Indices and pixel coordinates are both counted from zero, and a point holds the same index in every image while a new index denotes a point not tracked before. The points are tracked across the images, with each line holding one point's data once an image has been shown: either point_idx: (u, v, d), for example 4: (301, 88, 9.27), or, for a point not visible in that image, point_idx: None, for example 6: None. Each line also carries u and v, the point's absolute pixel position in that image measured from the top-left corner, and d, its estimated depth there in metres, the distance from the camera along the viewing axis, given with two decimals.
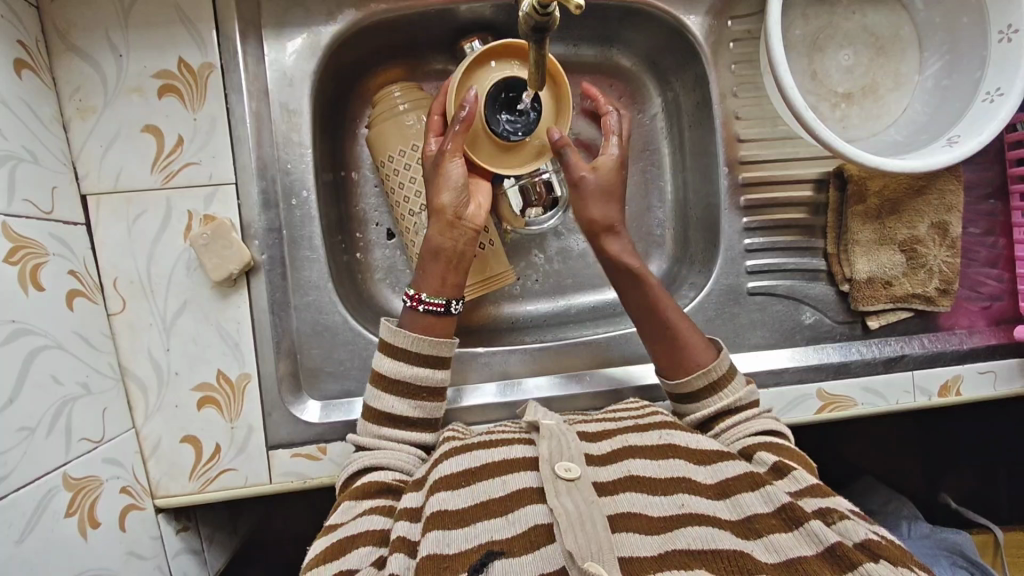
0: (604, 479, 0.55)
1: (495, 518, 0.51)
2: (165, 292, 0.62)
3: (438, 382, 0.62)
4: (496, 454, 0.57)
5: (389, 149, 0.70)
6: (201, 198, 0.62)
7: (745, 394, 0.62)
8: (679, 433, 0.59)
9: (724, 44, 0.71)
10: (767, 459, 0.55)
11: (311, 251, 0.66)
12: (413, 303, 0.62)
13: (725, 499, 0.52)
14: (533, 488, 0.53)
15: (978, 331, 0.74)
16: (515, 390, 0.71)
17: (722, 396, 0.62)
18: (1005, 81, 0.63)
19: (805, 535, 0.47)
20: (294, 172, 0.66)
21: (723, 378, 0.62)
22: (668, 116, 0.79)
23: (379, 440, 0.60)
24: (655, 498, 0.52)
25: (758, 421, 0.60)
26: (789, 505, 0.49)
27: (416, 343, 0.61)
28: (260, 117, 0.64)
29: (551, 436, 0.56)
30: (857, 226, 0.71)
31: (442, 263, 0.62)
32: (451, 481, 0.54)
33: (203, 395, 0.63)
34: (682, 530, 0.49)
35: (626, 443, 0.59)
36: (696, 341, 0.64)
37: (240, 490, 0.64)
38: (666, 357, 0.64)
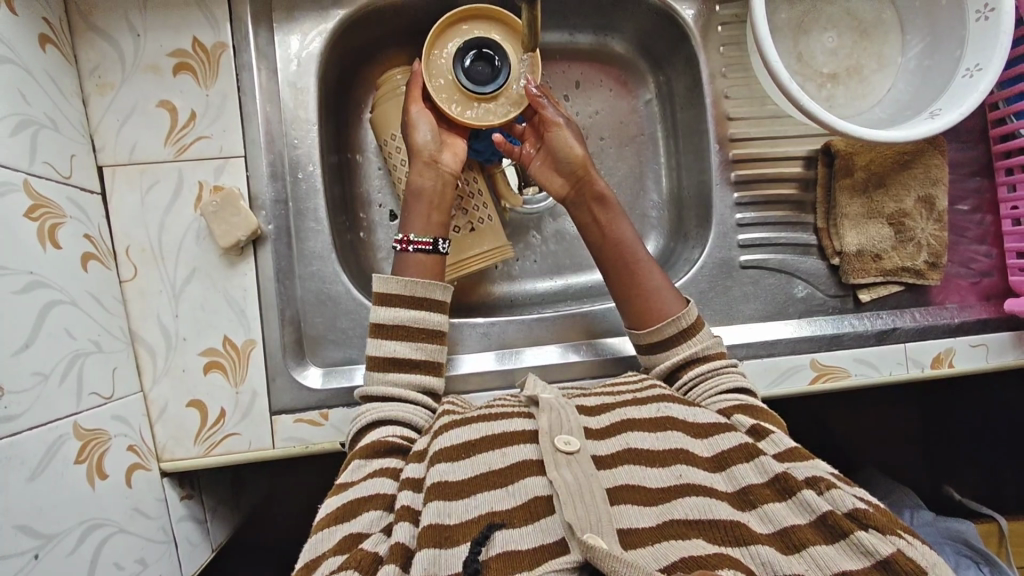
0: (601, 453, 0.54)
1: (495, 489, 0.51)
2: (175, 260, 0.65)
3: (437, 325, 0.66)
4: (494, 427, 0.58)
5: (391, 128, 0.73)
6: (212, 169, 0.65)
7: (711, 343, 0.65)
8: (676, 406, 0.59)
9: (713, 28, 0.74)
10: (745, 420, 0.57)
11: (316, 222, 0.69)
12: (404, 245, 0.67)
13: (721, 472, 0.53)
14: (533, 461, 0.53)
15: (970, 306, 0.75)
16: (516, 359, 0.73)
17: (689, 345, 0.65)
18: (983, 56, 0.66)
19: (798, 505, 0.48)
20: (300, 147, 0.69)
21: (693, 325, 0.66)
22: (661, 101, 0.82)
23: (391, 387, 0.63)
24: (652, 471, 0.53)
25: (722, 374, 0.63)
26: (782, 476, 0.50)
27: (411, 287, 0.65)
28: (269, 95, 0.67)
29: (550, 410, 0.56)
30: (845, 200, 0.72)
31: (426, 204, 0.68)
32: (453, 453, 0.55)
33: (210, 359, 0.65)
34: (680, 502, 0.49)
35: (623, 417, 0.59)
36: (665, 293, 0.67)
37: (243, 455, 0.65)
38: (636, 308, 0.68)
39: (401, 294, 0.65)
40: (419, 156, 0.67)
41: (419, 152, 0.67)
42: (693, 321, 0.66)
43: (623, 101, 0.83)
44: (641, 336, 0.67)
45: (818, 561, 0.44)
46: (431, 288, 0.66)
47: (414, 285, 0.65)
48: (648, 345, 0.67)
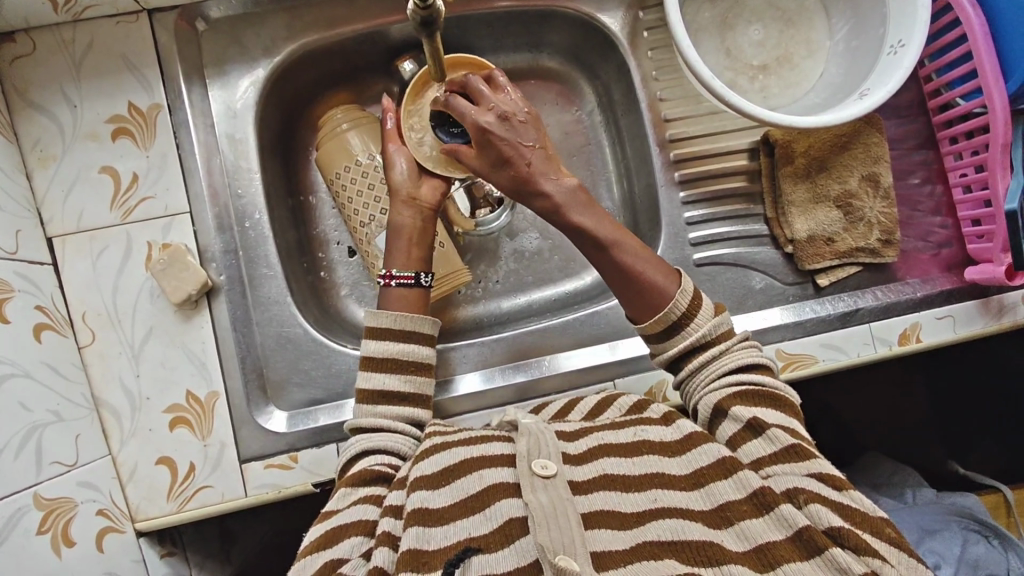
0: (578, 478, 0.53)
1: (473, 516, 0.50)
2: (132, 321, 0.66)
3: (426, 356, 0.65)
4: (472, 451, 0.56)
5: (335, 167, 0.75)
6: (159, 228, 0.66)
7: (714, 322, 0.62)
8: (651, 427, 0.58)
9: (640, 34, 0.75)
10: (742, 414, 0.56)
11: (268, 268, 0.69)
12: (386, 282, 0.66)
13: (698, 490, 0.52)
14: (508, 483, 0.52)
15: (933, 279, 0.75)
16: (507, 376, 0.74)
17: (688, 332, 0.61)
18: (905, 32, 0.66)
19: (775, 519, 0.48)
20: (245, 196, 0.70)
21: (689, 310, 0.61)
22: (603, 110, 0.83)
23: (379, 418, 0.62)
24: (629, 495, 0.51)
25: (730, 357, 0.61)
26: (762, 490, 0.49)
27: (399, 321, 0.65)
28: (208, 149, 0.69)
29: (528, 434, 0.54)
30: (789, 187, 0.73)
31: (405, 240, 0.68)
32: (434, 480, 0.54)
33: (175, 415, 0.66)
34: (653, 524, 0.49)
35: (602, 441, 0.56)
36: (661, 277, 0.62)
37: (216, 507, 0.65)
38: (633, 296, 0.62)
39: (391, 327, 0.64)
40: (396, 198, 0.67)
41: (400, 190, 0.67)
42: (690, 299, 0.61)
43: (567, 114, 0.84)
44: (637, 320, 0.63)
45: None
46: (416, 320, 0.65)
47: (401, 318, 0.65)
48: (655, 334, 0.62)
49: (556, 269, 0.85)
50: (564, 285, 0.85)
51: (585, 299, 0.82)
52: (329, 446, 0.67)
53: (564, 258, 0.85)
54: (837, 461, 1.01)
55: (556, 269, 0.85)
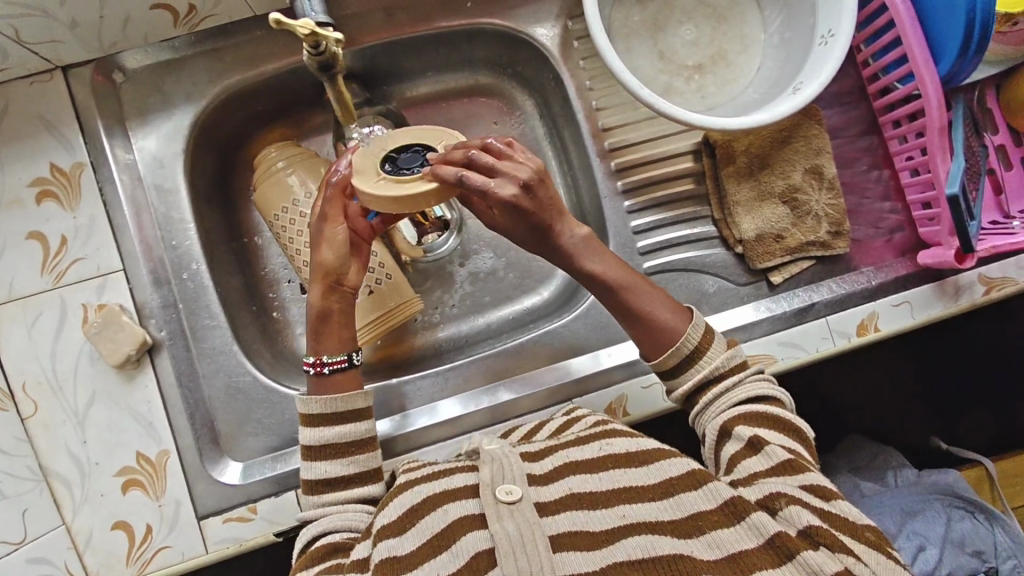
0: (545, 498, 0.51)
1: (438, 555, 0.48)
2: (74, 387, 0.64)
3: (363, 434, 0.61)
4: (438, 486, 0.55)
5: (274, 207, 0.73)
6: (93, 289, 0.65)
7: (724, 358, 0.60)
8: (619, 440, 0.57)
9: (571, 44, 0.74)
10: (744, 433, 0.55)
11: (210, 318, 0.68)
12: (317, 368, 0.61)
13: (668, 499, 0.51)
14: (474, 515, 0.51)
15: (888, 265, 0.74)
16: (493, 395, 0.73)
17: (701, 366, 0.60)
18: (834, 21, 0.65)
19: (748, 528, 0.47)
20: (180, 248, 0.68)
21: (700, 345, 0.60)
22: (545, 121, 0.82)
23: (326, 506, 0.58)
24: (595, 513, 0.50)
25: (744, 388, 0.60)
26: (733, 500, 0.49)
27: (333, 405, 0.60)
28: (137, 203, 0.67)
29: (491, 461, 0.54)
30: (734, 187, 0.72)
31: (334, 324, 0.63)
32: (398, 526, 0.52)
33: (127, 478, 0.65)
34: (623, 543, 0.47)
35: (566, 459, 0.55)
36: (668, 316, 0.61)
37: (177, 567, 0.64)
38: (643, 336, 0.61)
39: (321, 413, 0.60)
40: (312, 271, 0.61)
41: (323, 270, 0.61)
42: (702, 333, 0.61)
43: (510, 129, 0.83)
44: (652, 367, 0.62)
45: None
46: (350, 399, 0.61)
47: (334, 401, 0.60)
48: (664, 371, 0.61)
49: (513, 286, 0.83)
50: (520, 303, 0.83)
51: (541, 316, 0.82)
52: (288, 494, 0.66)
53: (518, 275, 0.84)
54: (818, 449, 1.00)
55: (513, 286, 0.83)
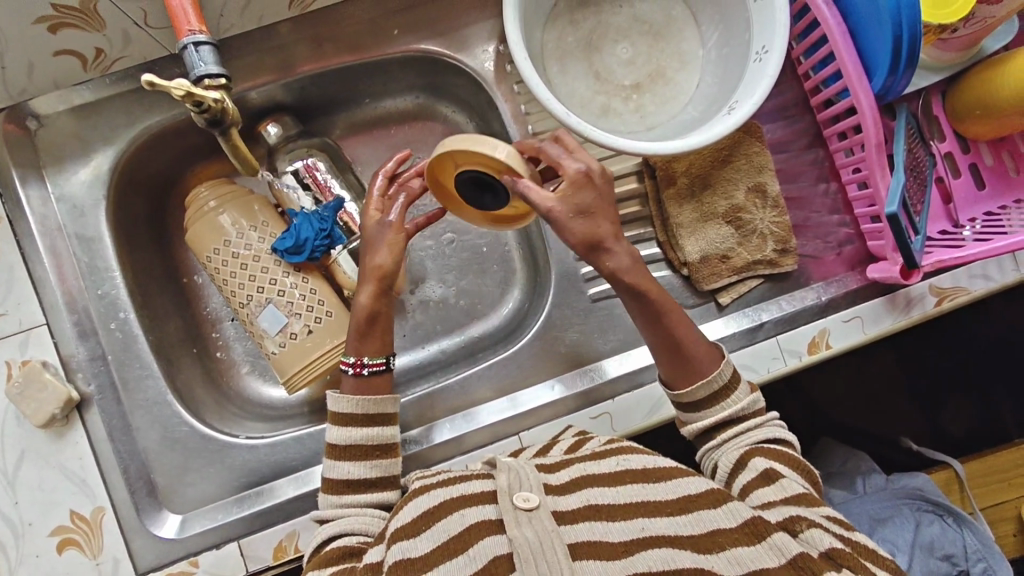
0: (562, 508, 0.49)
1: (454, 558, 0.47)
2: (1, 446, 0.63)
3: (389, 439, 0.62)
4: (453, 492, 0.53)
5: (205, 248, 0.71)
6: (16, 345, 0.63)
7: (749, 403, 0.59)
8: (635, 456, 0.56)
9: (505, 68, 0.72)
10: (760, 465, 0.55)
11: (142, 368, 0.66)
12: (357, 368, 0.63)
13: (686, 515, 0.49)
14: (490, 521, 0.49)
15: (839, 278, 0.73)
16: (470, 418, 0.70)
17: (728, 404, 0.59)
18: (767, 38, 0.64)
19: (770, 548, 0.46)
20: (107, 297, 0.67)
21: (729, 384, 0.59)
22: (488, 144, 0.81)
23: (343, 509, 0.58)
24: (615, 525, 0.48)
25: (761, 430, 0.58)
26: (753, 521, 0.48)
27: (362, 406, 0.61)
28: (59, 253, 0.65)
29: (508, 469, 0.51)
30: (676, 209, 0.70)
31: (376, 334, 0.64)
32: (413, 528, 0.50)
33: (62, 537, 0.63)
34: (643, 555, 0.46)
35: (583, 472, 0.53)
36: (700, 349, 0.60)
37: None
38: (670, 364, 0.60)
39: (355, 412, 0.61)
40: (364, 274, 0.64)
41: (378, 275, 0.63)
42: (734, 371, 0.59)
43: None
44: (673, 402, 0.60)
45: None
46: (382, 403, 0.62)
47: (366, 402, 0.61)
48: (681, 403, 0.60)
49: (464, 312, 0.82)
50: (470, 330, 0.81)
51: (492, 344, 0.80)
52: (228, 546, 0.63)
53: (470, 301, 0.82)
54: None
55: (464, 312, 0.82)
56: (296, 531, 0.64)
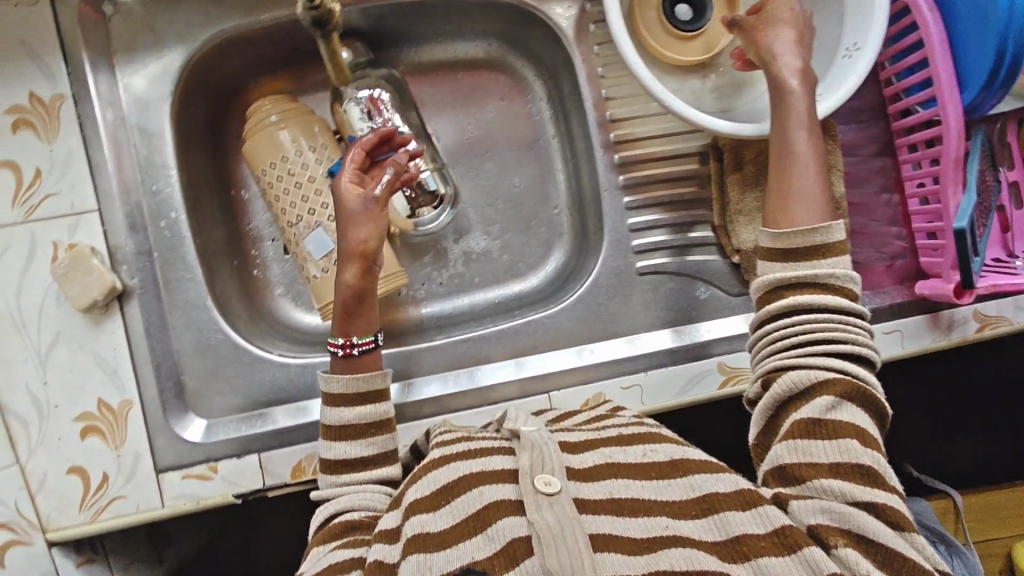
0: (584, 496, 0.48)
1: (471, 537, 0.46)
2: (38, 324, 0.62)
3: (383, 415, 0.59)
4: (472, 466, 0.52)
5: (261, 161, 0.71)
6: (65, 227, 0.62)
7: (843, 274, 0.52)
8: (663, 447, 0.54)
9: (586, 28, 0.70)
10: (818, 406, 0.49)
11: (186, 271, 0.66)
12: (346, 348, 0.61)
13: (710, 517, 0.47)
14: (510, 500, 0.48)
15: (885, 291, 0.72)
16: (471, 377, 0.71)
17: (815, 265, 0.53)
18: (861, 34, 0.63)
19: (800, 562, 0.42)
20: (159, 194, 0.65)
21: (834, 244, 0.53)
22: (552, 104, 0.80)
23: (343, 488, 0.57)
24: (634, 520, 0.47)
25: (847, 345, 0.51)
26: (785, 530, 0.44)
27: (353, 383, 0.59)
28: (118, 142, 0.64)
29: (531, 447, 0.51)
30: (737, 195, 0.69)
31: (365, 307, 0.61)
32: (434, 501, 0.50)
33: (86, 424, 0.63)
34: (664, 553, 0.44)
35: (608, 459, 0.52)
36: (815, 186, 0.55)
37: (132, 517, 0.64)
38: (777, 197, 0.56)
39: (346, 393, 0.59)
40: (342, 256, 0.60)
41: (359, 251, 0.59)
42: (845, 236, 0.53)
43: (515, 107, 0.81)
44: (765, 242, 0.55)
45: None
46: (372, 379, 0.60)
47: (358, 381, 0.59)
48: (773, 245, 0.54)
49: (502, 269, 0.81)
50: (507, 287, 0.81)
51: (530, 304, 0.80)
52: (249, 457, 0.65)
53: (511, 257, 0.81)
54: None
55: (502, 269, 0.81)
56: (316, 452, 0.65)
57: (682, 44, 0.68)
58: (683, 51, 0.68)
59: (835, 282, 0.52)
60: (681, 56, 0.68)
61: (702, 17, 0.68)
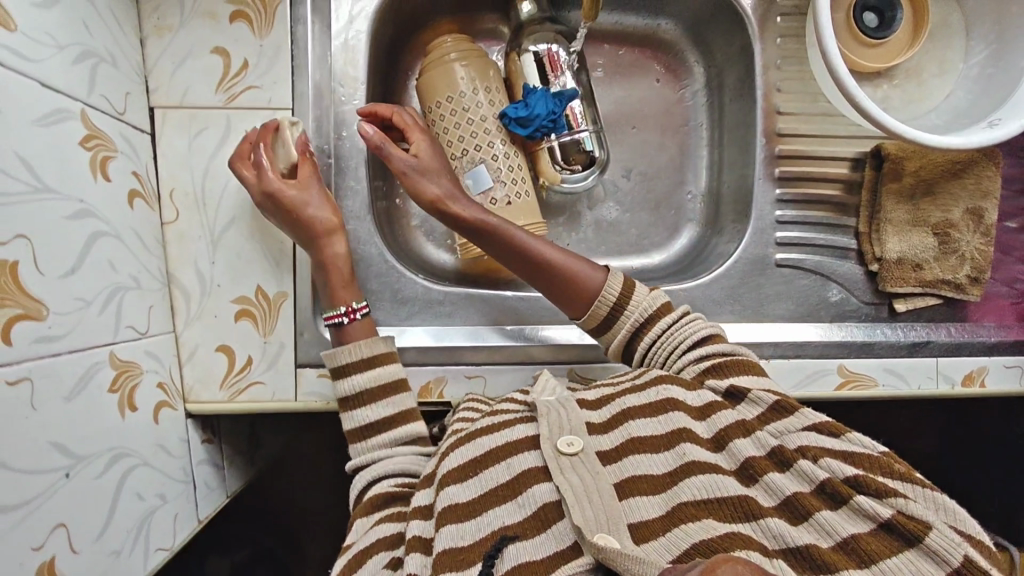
0: (604, 447, 0.51)
1: (506, 503, 0.48)
2: (216, 206, 0.66)
3: (397, 375, 0.63)
4: (496, 435, 0.54)
5: (436, 95, 0.73)
6: (260, 119, 0.66)
7: (649, 300, 0.63)
8: (677, 387, 0.55)
9: (772, 18, 0.73)
10: (718, 386, 0.54)
11: (355, 182, 0.69)
12: (350, 313, 0.64)
13: (721, 452, 0.49)
14: (539, 467, 0.50)
15: (1007, 326, 0.74)
16: (522, 334, 0.71)
17: (631, 312, 0.62)
18: None
19: (795, 475, 0.45)
20: (346, 105, 0.69)
21: (622, 296, 0.63)
22: (710, 91, 0.82)
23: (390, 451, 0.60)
24: (657, 457, 0.49)
25: (686, 329, 0.61)
26: (778, 448, 0.47)
27: (360, 352, 0.62)
28: (320, 49, 0.68)
29: (548, 410, 0.54)
30: (890, 206, 0.71)
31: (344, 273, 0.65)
32: (461, 474, 0.52)
33: (241, 307, 0.66)
34: (685, 482, 0.46)
35: (623, 407, 0.54)
36: (578, 268, 0.64)
37: (266, 403, 0.67)
38: (558, 289, 0.65)
39: (354, 358, 0.62)
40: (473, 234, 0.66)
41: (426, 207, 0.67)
42: (621, 287, 0.63)
43: (670, 89, 0.84)
44: (611, 347, 0.64)
45: (825, 527, 0.41)
46: (371, 343, 0.62)
47: (367, 356, 0.62)
48: (592, 326, 0.64)
49: (630, 242, 0.83)
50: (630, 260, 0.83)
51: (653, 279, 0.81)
52: None
53: (640, 232, 0.83)
54: None
55: (630, 242, 0.83)
56: (444, 377, 0.69)
57: (871, 51, 0.71)
58: (872, 57, 0.71)
59: (658, 306, 0.63)
60: (869, 62, 0.71)
61: (889, 28, 0.70)
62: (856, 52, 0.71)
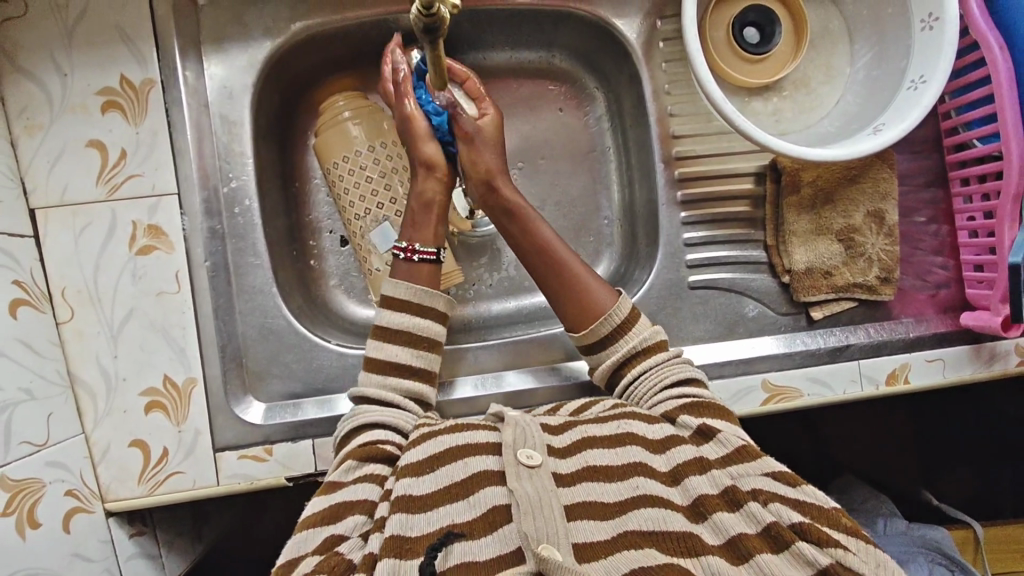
0: (563, 469, 0.50)
1: (457, 501, 0.48)
2: (112, 300, 0.64)
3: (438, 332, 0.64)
4: (459, 438, 0.54)
5: (333, 155, 0.72)
6: (145, 208, 0.64)
7: (651, 332, 0.63)
8: (637, 422, 0.55)
9: (655, 45, 0.73)
10: (689, 421, 0.54)
11: (254, 257, 0.68)
12: (409, 254, 0.65)
13: (677, 486, 0.50)
14: (493, 472, 0.50)
15: (927, 319, 0.74)
16: (496, 383, 0.72)
17: (622, 343, 0.63)
18: (928, 68, 0.64)
19: (746, 516, 0.45)
20: (235, 183, 0.69)
21: (627, 320, 0.63)
22: (612, 117, 0.82)
23: (388, 392, 0.61)
24: (610, 486, 0.49)
25: (674, 368, 0.61)
26: (731, 489, 0.47)
27: (418, 295, 0.63)
28: (201, 129, 0.67)
29: (514, 424, 0.53)
30: (793, 217, 0.72)
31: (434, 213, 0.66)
32: (416, 468, 0.51)
33: (151, 399, 0.65)
34: (636, 514, 0.46)
35: (584, 434, 0.54)
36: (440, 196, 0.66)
37: (187, 492, 0.65)
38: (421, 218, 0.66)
39: (409, 299, 0.63)
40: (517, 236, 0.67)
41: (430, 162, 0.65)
42: (625, 316, 0.63)
43: (574, 118, 0.83)
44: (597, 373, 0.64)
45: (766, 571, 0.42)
46: (434, 295, 0.64)
47: (423, 292, 0.64)
48: (587, 344, 0.65)
49: None
50: None
51: None
52: (303, 443, 0.66)
53: None
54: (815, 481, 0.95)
55: None
56: None
57: (752, 66, 0.71)
58: (754, 72, 0.71)
59: (648, 341, 0.63)
60: (752, 77, 0.71)
61: (771, 43, 0.70)
62: (740, 70, 0.71)
